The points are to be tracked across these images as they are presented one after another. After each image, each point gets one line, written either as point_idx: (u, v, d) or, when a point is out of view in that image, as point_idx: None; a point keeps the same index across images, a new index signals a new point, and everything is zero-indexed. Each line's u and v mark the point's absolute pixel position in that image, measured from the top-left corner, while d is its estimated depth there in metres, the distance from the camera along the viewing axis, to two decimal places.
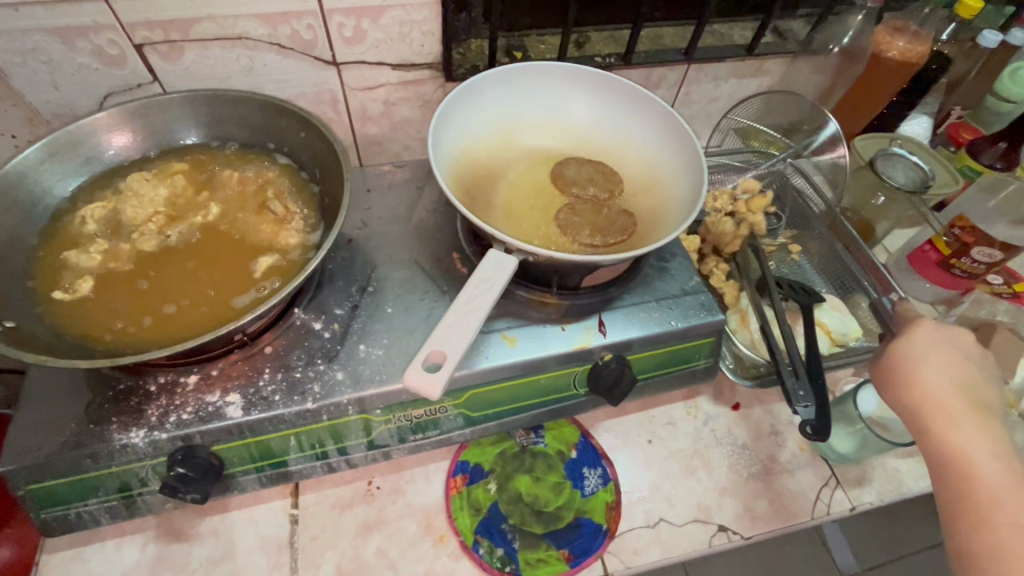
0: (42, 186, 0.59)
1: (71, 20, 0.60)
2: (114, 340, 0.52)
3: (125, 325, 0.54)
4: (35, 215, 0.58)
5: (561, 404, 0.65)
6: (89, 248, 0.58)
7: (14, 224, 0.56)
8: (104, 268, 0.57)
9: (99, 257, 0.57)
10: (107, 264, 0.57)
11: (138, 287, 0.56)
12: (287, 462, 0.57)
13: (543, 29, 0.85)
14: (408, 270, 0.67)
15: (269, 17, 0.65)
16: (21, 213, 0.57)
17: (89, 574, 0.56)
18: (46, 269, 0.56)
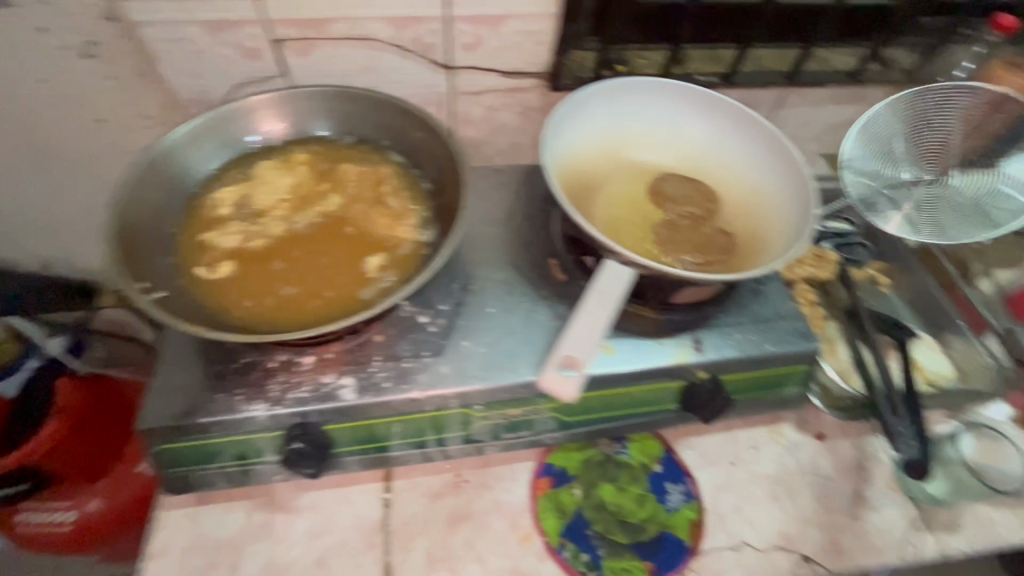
0: (184, 166, 0.63)
1: (221, 15, 0.64)
2: (245, 318, 0.55)
3: (255, 304, 0.57)
4: (176, 193, 0.62)
5: (650, 417, 0.66)
6: (224, 229, 0.61)
7: (159, 200, 0.60)
8: (235, 247, 0.61)
9: (233, 238, 0.61)
10: (238, 244, 0.61)
11: (266, 268, 0.59)
12: (389, 447, 0.60)
13: (646, 43, 0.80)
14: (508, 272, 0.68)
15: (398, 20, 0.67)
16: (165, 190, 0.61)
17: (201, 533, 0.59)
18: (186, 246, 0.60)
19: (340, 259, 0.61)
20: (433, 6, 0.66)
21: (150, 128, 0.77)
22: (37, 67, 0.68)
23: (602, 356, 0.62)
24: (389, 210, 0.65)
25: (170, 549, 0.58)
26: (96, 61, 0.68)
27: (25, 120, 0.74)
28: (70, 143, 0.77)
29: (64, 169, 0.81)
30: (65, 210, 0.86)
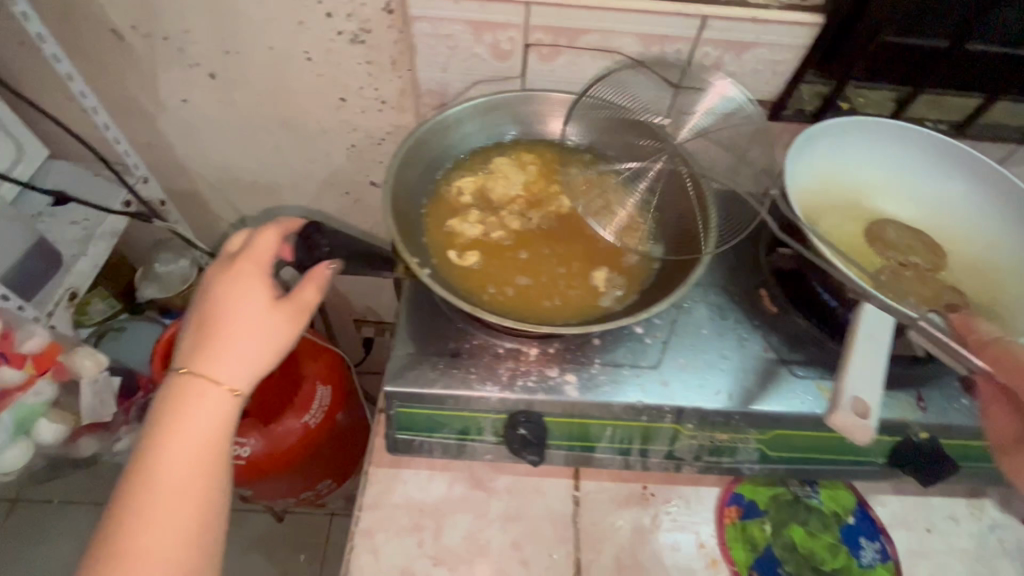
0: (436, 155, 0.69)
1: (490, 16, 0.67)
2: (491, 304, 0.61)
3: (498, 292, 0.63)
4: (428, 178, 0.68)
5: (853, 466, 0.64)
6: (467, 218, 0.67)
7: (417, 184, 0.67)
8: (478, 236, 0.67)
9: (476, 229, 0.67)
10: (481, 233, 0.67)
11: (505, 261, 0.65)
12: (596, 448, 0.62)
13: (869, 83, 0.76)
14: (719, 295, 0.68)
15: (648, 37, 0.69)
16: (421, 175, 0.67)
17: (407, 495, 0.63)
18: (437, 229, 0.66)
19: (571, 262, 0.65)
20: (688, 27, 0.67)
21: (381, 111, 0.83)
22: (307, 46, 0.74)
23: (820, 398, 0.61)
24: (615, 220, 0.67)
25: (381, 505, 0.62)
26: (362, 46, 0.74)
27: (280, 90, 0.81)
28: (309, 115, 0.84)
29: (295, 137, 0.88)
30: (284, 172, 0.94)
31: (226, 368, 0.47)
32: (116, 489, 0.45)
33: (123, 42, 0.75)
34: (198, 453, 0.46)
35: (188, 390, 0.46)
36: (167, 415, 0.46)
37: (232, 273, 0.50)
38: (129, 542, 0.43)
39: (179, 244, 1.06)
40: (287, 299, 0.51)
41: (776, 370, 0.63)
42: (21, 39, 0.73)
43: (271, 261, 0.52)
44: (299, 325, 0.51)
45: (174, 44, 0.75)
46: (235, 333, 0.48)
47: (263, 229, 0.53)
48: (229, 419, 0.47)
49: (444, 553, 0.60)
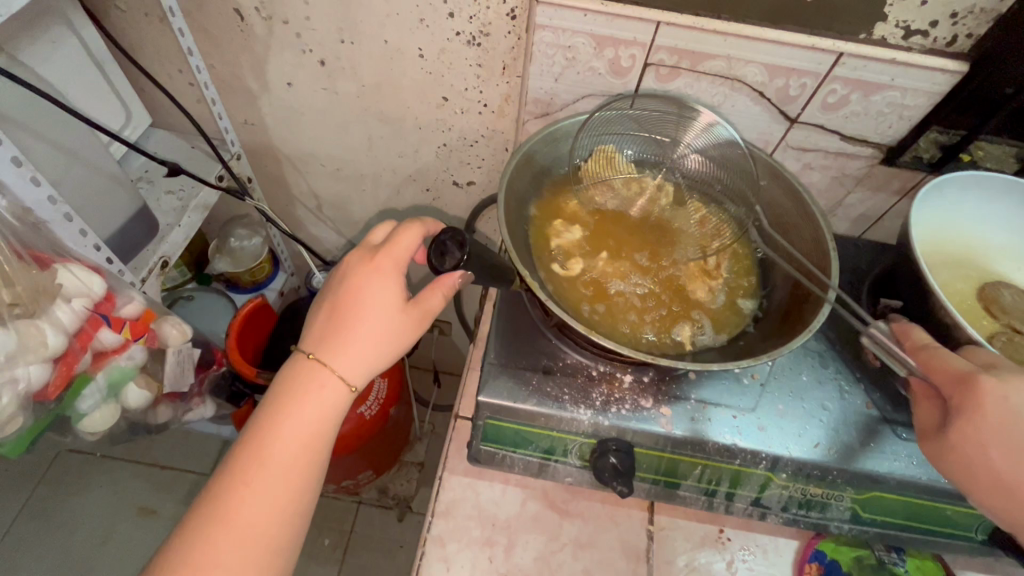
0: (556, 154, 0.69)
1: (617, 32, 0.66)
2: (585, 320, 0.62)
3: (593, 311, 0.63)
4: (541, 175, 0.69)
5: (950, 539, 0.60)
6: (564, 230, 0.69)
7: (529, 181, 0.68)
8: (575, 245, 0.68)
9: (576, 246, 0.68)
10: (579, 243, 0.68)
11: (597, 279, 0.66)
12: (681, 485, 0.60)
13: (995, 136, 0.70)
14: (819, 342, 0.66)
15: (775, 69, 0.67)
16: (533, 172, 0.68)
17: (481, 506, 0.62)
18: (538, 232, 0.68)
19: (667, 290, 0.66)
20: (821, 63, 0.65)
21: (480, 114, 0.83)
22: (422, 43, 0.74)
23: (926, 464, 0.58)
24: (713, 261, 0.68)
25: (453, 515, 0.62)
26: (476, 48, 0.74)
27: (385, 84, 0.81)
28: (408, 111, 0.84)
29: (389, 131, 0.88)
30: (370, 163, 0.95)
31: (347, 361, 0.50)
32: (229, 453, 0.48)
33: (244, 22, 0.76)
34: (308, 437, 0.48)
35: (312, 375, 0.49)
36: (288, 394, 0.49)
37: (371, 269, 0.52)
38: (234, 507, 0.45)
39: (257, 221, 1.08)
40: (413, 304, 0.53)
41: (879, 428, 0.60)
42: (149, 11, 0.75)
43: (406, 263, 0.54)
44: (417, 330, 0.54)
45: (292, 29, 0.76)
46: (361, 328, 0.50)
47: (406, 228, 0.55)
48: (340, 411, 0.50)
49: (514, 572, 0.59)
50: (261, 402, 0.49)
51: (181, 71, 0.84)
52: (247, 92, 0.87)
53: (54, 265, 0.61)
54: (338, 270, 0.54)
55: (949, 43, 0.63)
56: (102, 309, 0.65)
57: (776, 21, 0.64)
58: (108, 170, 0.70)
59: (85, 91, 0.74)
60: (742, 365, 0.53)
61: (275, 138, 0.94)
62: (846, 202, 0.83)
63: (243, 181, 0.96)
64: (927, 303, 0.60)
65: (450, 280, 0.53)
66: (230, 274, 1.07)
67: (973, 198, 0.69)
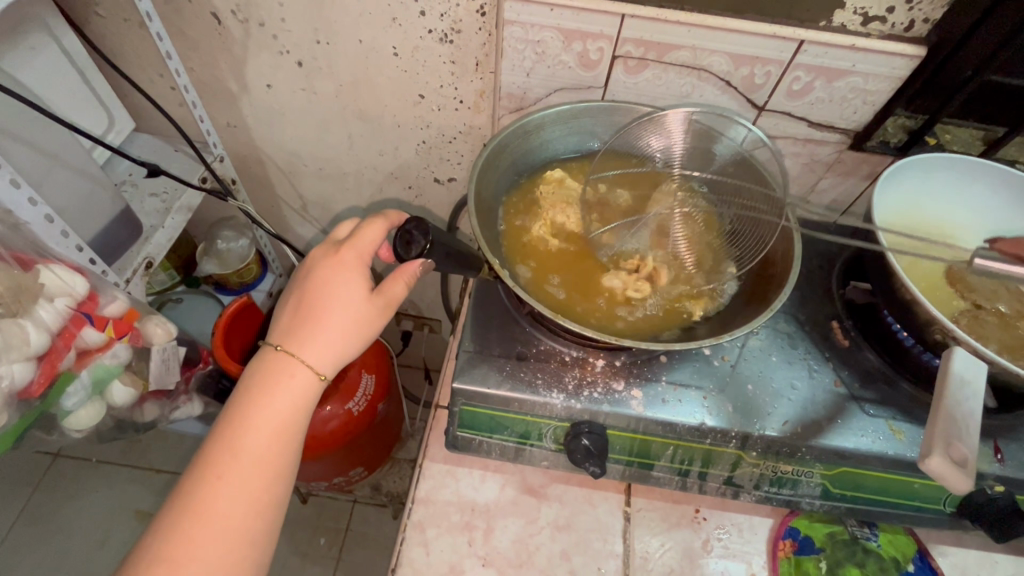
0: (531, 147, 0.72)
1: (583, 26, 0.67)
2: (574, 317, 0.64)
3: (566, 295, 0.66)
4: (518, 166, 0.72)
5: (919, 513, 0.62)
6: (553, 222, 0.70)
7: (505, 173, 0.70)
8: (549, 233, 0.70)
9: (564, 244, 0.70)
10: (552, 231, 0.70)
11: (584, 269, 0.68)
12: (654, 466, 0.62)
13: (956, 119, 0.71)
14: (789, 323, 0.67)
15: (740, 58, 0.68)
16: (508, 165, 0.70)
17: (460, 491, 0.64)
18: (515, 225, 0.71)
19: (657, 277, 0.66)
20: (784, 50, 0.67)
21: (456, 110, 0.84)
22: (395, 42, 0.76)
23: (893, 438, 0.59)
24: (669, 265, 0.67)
25: (433, 501, 0.63)
26: (449, 45, 0.75)
27: (363, 83, 0.82)
28: (386, 109, 0.86)
29: (368, 130, 0.90)
30: (352, 162, 0.96)
31: (314, 350, 0.53)
32: (201, 449, 0.49)
33: (221, 25, 0.78)
34: (279, 426, 0.50)
35: (281, 367, 0.52)
36: (257, 386, 0.51)
37: (335, 262, 0.55)
38: (209, 496, 0.47)
39: (243, 223, 1.10)
40: (376, 294, 0.56)
41: (847, 405, 0.61)
42: (128, 16, 0.77)
43: (370, 257, 0.57)
44: (381, 319, 0.56)
45: (269, 31, 0.77)
46: (328, 319, 0.53)
47: (368, 224, 0.57)
48: (311, 400, 0.52)
49: (493, 555, 0.60)
50: (231, 398, 0.51)
51: (162, 75, 0.85)
52: (228, 94, 0.88)
53: (37, 266, 0.62)
54: (303, 267, 0.57)
55: (907, 28, 0.65)
56: (85, 308, 0.66)
57: (738, 11, 0.65)
58: (90, 173, 0.72)
59: (66, 95, 0.75)
60: (704, 344, 0.55)
61: (257, 139, 0.95)
62: (818, 187, 0.84)
63: (226, 182, 0.97)
64: (890, 283, 0.61)
65: (411, 267, 0.55)
66: (218, 276, 1.08)
67: (938, 179, 0.71)
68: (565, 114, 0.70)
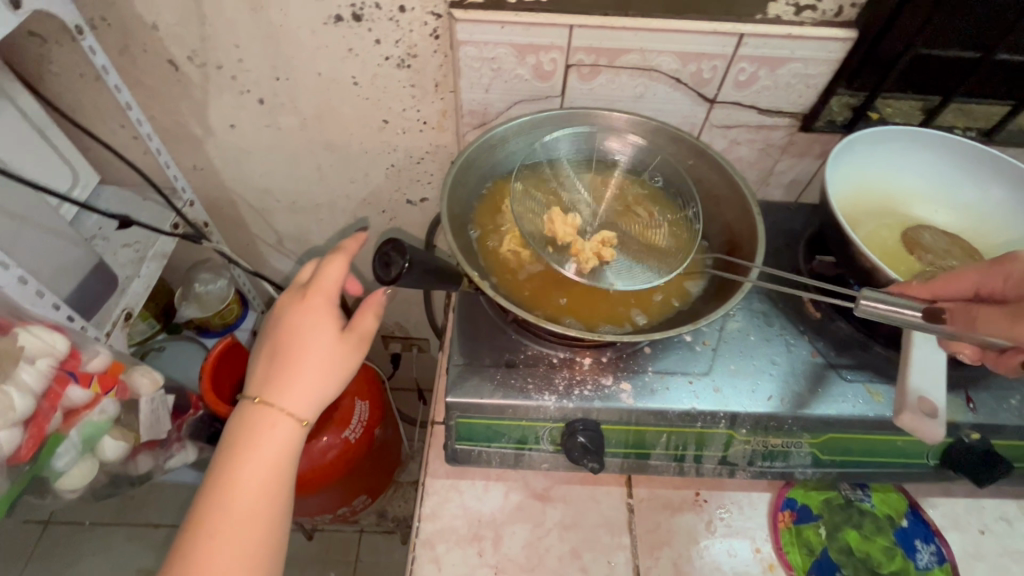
0: (493, 162, 0.72)
1: (535, 40, 0.71)
2: (580, 263, 0.64)
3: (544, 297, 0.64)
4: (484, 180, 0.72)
5: (905, 468, 0.65)
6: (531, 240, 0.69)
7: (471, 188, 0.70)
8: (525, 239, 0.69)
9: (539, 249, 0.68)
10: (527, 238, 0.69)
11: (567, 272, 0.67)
12: (650, 455, 0.63)
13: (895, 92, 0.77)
14: (762, 302, 0.70)
15: (686, 55, 0.72)
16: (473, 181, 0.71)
17: (464, 504, 0.64)
18: (488, 230, 0.69)
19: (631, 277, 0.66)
20: (726, 45, 0.70)
21: (421, 132, 0.86)
22: (354, 71, 0.78)
23: (872, 400, 0.61)
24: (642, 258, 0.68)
25: (439, 517, 0.63)
26: (407, 70, 0.77)
27: (326, 114, 0.84)
28: (352, 137, 0.87)
29: (337, 159, 0.91)
30: (323, 192, 0.97)
31: (292, 396, 0.53)
32: (190, 510, 0.49)
33: (179, 72, 0.79)
34: (267, 476, 0.51)
35: (262, 417, 0.52)
36: (241, 439, 0.51)
37: (304, 306, 0.56)
38: (206, 555, 0.47)
39: (219, 263, 1.09)
40: (349, 331, 0.57)
41: (825, 374, 0.64)
42: (84, 71, 0.77)
43: (337, 295, 0.58)
44: (357, 355, 0.57)
45: (227, 73, 0.78)
46: (303, 363, 0.54)
47: (330, 262, 0.58)
48: (297, 445, 0.53)
49: (504, 562, 0.61)
50: (216, 454, 0.52)
51: (123, 126, 0.85)
52: (191, 138, 0.88)
53: (15, 329, 0.63)
54: (272, 315, 0.58)
55: (836, 14, 0.69)
56: (67, 366, 0.66)
57: (679, 12, 0.69)
58: (59, 229, 0.71)
59: (27, 155, 0.75)
60: (684, 330, 0.57)
61: (226, 180, 0.96)
62: (776, 170, 0.88)
63: (199, 226, 0.95)
64: (850, 252, 0.65)
65: (378, 298, 0.58)
66: (199, 319, 1.07)
67: (885, 154, 0.75)
68: (522, 127, 0.72)
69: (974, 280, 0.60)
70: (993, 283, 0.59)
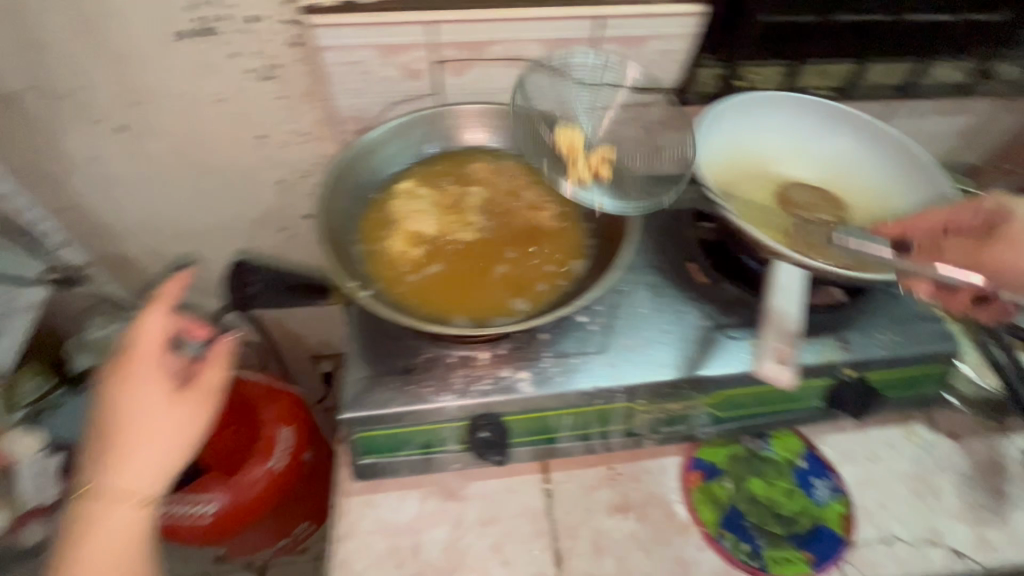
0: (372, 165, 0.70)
1: (397, 39, 0.69)
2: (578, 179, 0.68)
3: (433, 294, 0.61)
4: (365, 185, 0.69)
5: (795, 413, 0.69)
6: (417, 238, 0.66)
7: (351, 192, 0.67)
8: (411, 238, 0.66)
9: (425, 245, 0.65)
10: (413, 236, 0.66)
11: (466, 264, 0.64)
12: (557, 439, 0.64)
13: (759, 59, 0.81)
14: (652, 275, 0.72)
15: (551, 42, 0.73)
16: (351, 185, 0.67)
17: (380, 517, 0.63)
18: (372, 235, 0.66)
19: (524, 260, 0.64)
20: (587, 28, 0.72)
21: (303, 143, 0.83)
22: (216, 87, 0.74)
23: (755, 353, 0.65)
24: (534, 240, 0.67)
25: (354, 535, 0.62)
26: (272, 81, 0.74)
27: (196, 135, 0.79)
28: (230, 156, 0.83)
29: (218, 181, 0.86)
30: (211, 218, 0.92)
31: (125, 476, 0.50)
32: None
33: (18, 106, 0.72)
34: (115, 562, 0.49)
35: (96, 506, 0.49)
36: (80, 531, 0.49)
37: (125, 379, 0.52)
38: None
39: None
40: (189, 391, 0.54)
41: (714, 335, 0.66)
42: None
43: (167, 358, 0.54)
44: (200, 414, 0.54)
45: (75, 102, 0.73)
46: (134, 438, 0.51)
47: (146, 318, 0.54)
48: (146, 521, 0.51)
49: (424, 568, 0.60)
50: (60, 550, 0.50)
51: None
52: (50, 176, 0.82)
53: None
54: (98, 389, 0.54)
55: None
56: None
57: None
58: None
59: None
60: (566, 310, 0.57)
61: (100, 216, 0.89)
62: None
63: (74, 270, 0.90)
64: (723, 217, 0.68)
65: (221, 348, 0.57)
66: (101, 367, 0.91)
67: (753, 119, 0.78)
68: (395, 130, 0.70)
69: (947, 214, 0.66)
70: (959, 218, 0.66)
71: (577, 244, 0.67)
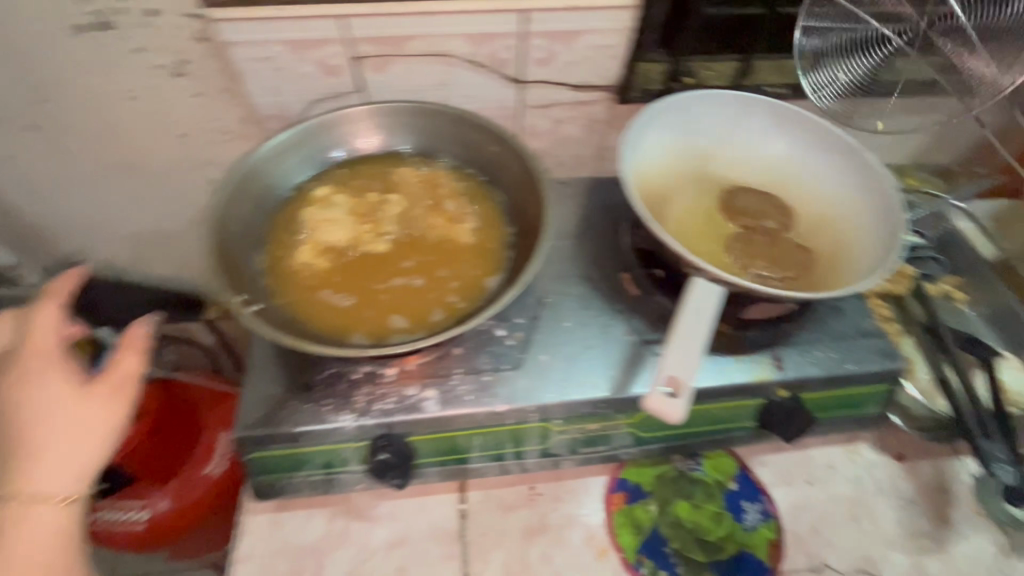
0: (284, 167, 0.66)
1: (308, 34, 0.66)
2: None
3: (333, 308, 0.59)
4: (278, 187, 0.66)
5: (729, 433, 0.65)
6: (321, 248, 0.63)
7: (258, 196, 0.64)
8: (317, 248, 0.63)
9: (332, 258, 0.63)
10: (319, 246, 0.63)
11: (375, 279, 0.62)
12: (469, 458, 0.61)
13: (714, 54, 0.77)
14: (580, 285, 0.69)
15: (475, 37, 0.69)
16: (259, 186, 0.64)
17: (285, 538, 0.61)
18: (276, 243, 0.63)
19: (432, 278, 0.62)
20: (512, 22, 0.68)
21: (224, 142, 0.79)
22: (126, 85, 0.71)
23: None
24: (444, 256, 0.64)
25: (256, 556, 0.60)
26: (185, 78, 0.71)
27: (112, 135, 0.76)
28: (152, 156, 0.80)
29: (144, 182, 0.83)
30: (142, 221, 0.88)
31: None
32: None
33: None
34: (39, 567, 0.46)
35: None
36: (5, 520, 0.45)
37: None
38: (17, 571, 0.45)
39: None
40: (104, 375, 0.50)
41: (638, 352, 0.63)
42: None
43: None
44: (120, 401, 0.50)
45: None
46: (32, 426, 0.47)
47: (39, 311, 0.52)
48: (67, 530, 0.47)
49: None
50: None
51: None
52: None
53: None
54: None
55: None
56: None
57: None
58: None
59: None
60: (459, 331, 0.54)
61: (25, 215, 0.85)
62: (608, 145, 0.85)
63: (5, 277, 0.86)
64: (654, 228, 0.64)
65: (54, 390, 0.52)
66: None
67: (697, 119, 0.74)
68: (302, 137, 0.66)
69: None
70: None
71: (492, 258, 0.64)
